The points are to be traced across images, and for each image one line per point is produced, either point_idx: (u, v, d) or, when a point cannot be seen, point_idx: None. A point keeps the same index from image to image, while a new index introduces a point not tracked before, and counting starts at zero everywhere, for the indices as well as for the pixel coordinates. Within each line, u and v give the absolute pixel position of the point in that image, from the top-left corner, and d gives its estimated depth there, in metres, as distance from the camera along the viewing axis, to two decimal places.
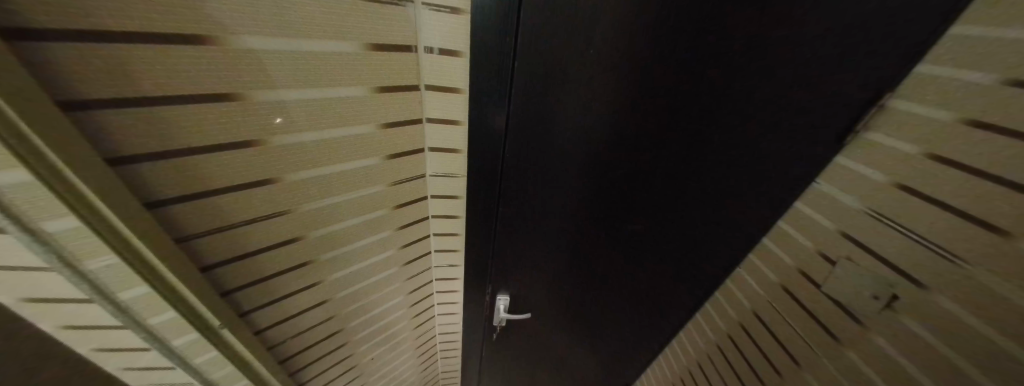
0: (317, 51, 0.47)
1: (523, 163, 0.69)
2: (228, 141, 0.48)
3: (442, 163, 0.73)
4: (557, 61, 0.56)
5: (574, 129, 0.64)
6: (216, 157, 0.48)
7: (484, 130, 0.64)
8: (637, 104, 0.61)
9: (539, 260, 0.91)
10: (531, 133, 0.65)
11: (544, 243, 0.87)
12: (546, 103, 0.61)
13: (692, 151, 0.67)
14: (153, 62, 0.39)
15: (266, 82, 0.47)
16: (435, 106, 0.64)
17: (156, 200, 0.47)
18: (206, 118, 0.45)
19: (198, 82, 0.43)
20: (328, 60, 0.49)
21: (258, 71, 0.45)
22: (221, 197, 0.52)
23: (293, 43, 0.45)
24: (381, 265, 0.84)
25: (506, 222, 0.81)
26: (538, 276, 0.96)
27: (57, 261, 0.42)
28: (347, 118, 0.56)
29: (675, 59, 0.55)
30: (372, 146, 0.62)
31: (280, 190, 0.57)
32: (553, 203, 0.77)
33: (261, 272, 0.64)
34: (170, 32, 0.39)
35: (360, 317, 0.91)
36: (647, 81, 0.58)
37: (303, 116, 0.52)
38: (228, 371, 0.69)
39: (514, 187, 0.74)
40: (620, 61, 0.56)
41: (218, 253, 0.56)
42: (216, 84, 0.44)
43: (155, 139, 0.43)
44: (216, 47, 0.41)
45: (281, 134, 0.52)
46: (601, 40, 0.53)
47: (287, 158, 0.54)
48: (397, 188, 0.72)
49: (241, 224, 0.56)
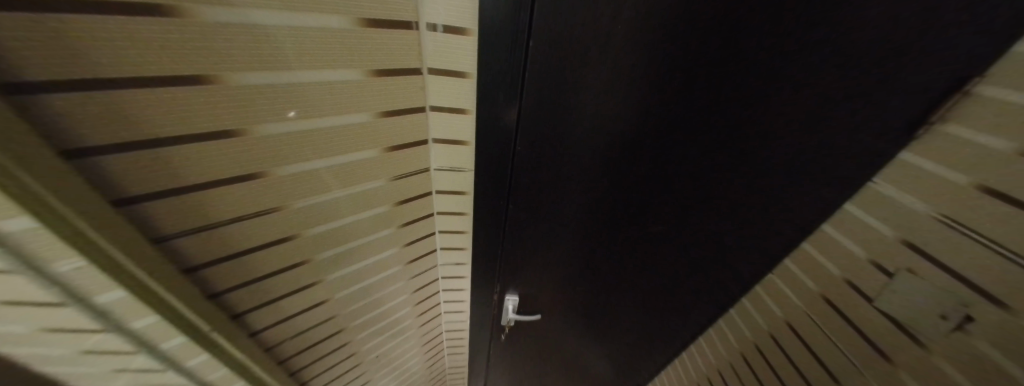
0: (300, 26, 0.41)
1: (535, 158, 0.63)
2: (202, 134, 0.43)
3: (447, 156, 0.67)
4: (579, 42, 0.47)
5: (593, 121, 0.57)
6: (192, 149, 0.43)
7: (492, 120, 0.57)
8: (669, 93, 0.53)
9: (550, 260, 0.85)
10: (545, 125, 0.57)
11: (556, 243, 0.80)
12: (563, 92, 0.53)
13: (730, 145, 0.59)
14: (107, 38, 0.34)
15: (241, 63, 0.40)
16: (438, 93, 0.57)
17: (126, 198, 0.42)
18: (176, 104, 0.40)
19: (160, 61, 0.37)
20: (312, 38, 0.42)
21: (231, 50, 0.39)
22: (200, 193, 0.47)
23: (269, 17, 0.39)
24: (383, 264, 0.79)
25: (515, 220, 0.75)
26: (549, 277, 0.91)
27: (19, 264, 0.38)
28: (339, 105, 0.50)
29: (720, 38, 0.46)
30: (370, 138, 0.56)
31: (268, 186, 0.51)
32: (567, 202, 0.70)
33: (252, 274, 0.59)
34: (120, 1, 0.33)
35: (362, 316, 0.87)
36: (683, 65, 0.49)
37: (288, 103, 0.46)
38: (225, 371, 0.67)
39: (524, 184, 0.67)
40: (652, 43, 0.47)
41: (203, 253, 0.52)
42: (183, 63, 0.38)
43: (123, 130, 0.39)
44: (177, 19, 0.35)
45: (265, 123, 0.46)
46: (631, 16, 0.45)
47: (273, 150, 0.49)
48: (399, 183, 0.67)
49: (227, 223, 0.51)
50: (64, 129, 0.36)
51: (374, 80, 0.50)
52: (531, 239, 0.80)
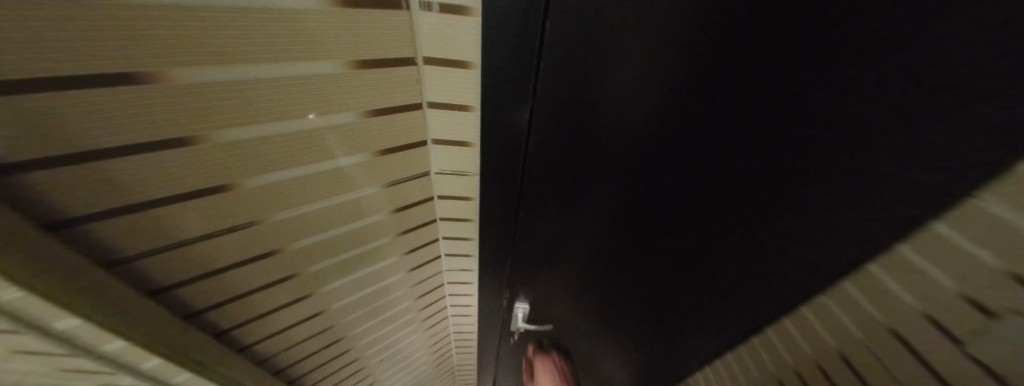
0: (257, 9, 0.31)
1: (540, 182, 0.50)
2: (149, 141, 0.35)
3: (449, 158, 0.58)
4: (616, 45, 0.31)
5: (614, 156, 0.41)
6: (142, 161, 0.35)
7: (498, 127, 0.45)
8: (716, 129, 0.33)
9: (561, 286, 0.74)
10: (555, 146, 0.44)
11: (564, 273, 0.68)
12: (580, 111, 0.38)
13: (811, 237, 0.37)
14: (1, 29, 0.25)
15: (188, 57, 0.31)
16: (435, 87, 0.47)
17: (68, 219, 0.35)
18: (120, 108, 0.32)
19: (81, 58, 0.28)
20: (274, 23, 0.32)
21: (171, 41, 0.30)
22: (161, 210, 0.39)
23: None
24: (382, 272, 0.73)
25: (523, 239, 0.64)
26: (559, 298, 0.80)
27: None
28: (318, 103, 0.41)
29: (842, 85, 0.25)
30: (359, 141, 0.48)
31: (239, 199, 0.44)
32: (574, 237, 0.57)
33: (233, 292, 0.53)
34: None
35: (362, 325, 0.82)
36: (760, 112, 0.30)
37: (251, 106, 0.37)
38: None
39: (529, 203, 0.56)
40: (722, 68, 0.29)
41: (171, 275, 0.45)
42: (117, 60, 0.29)
43: (50, 142, 0.31)
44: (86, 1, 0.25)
45: (226, 127, 0.38)
46: (701, 19, 0.27)
47: (243, 159, 0.41)
48: (396, 190, 0.59)
49: (196, 241, 0.44)
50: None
51: (360, 72, 0.41)
52: (539, 260, 0.68)
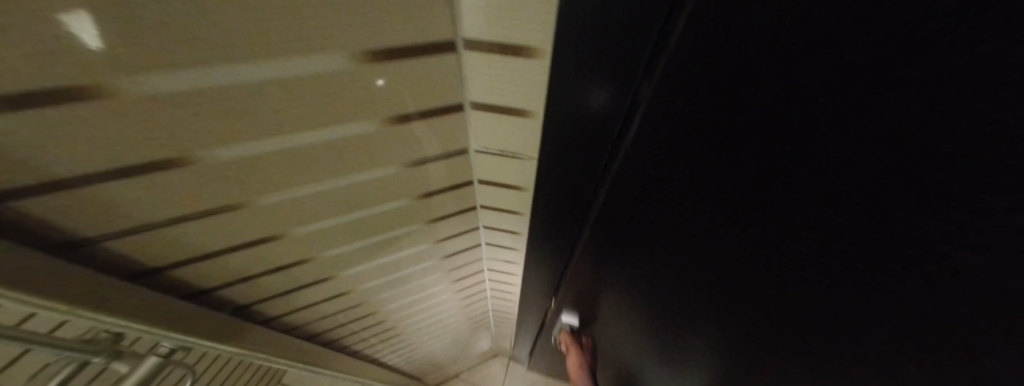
0: None
1: (612, 221, 0.37)
2: (9, 93, 0.21)
3: (493, 133, 0.40)
4: None
5: (722, 243, 0.27)
6: (50, 127, 0.24)
7: (580, 109, 0.29)
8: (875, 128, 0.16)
9: (612, 335, 0.58)
10: (644, 190, 0.31)
11: (614, 320, 0.55)
12: (683, 152, 0.25)
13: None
14: None
15: None
16: (476, 13, 0.27)
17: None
18: (40, 37, 0.19)
19: None
20: None
21: None
22: (99, 190, 0.30)
23: None
24: (410, 259, 0.63)
25: (580, 264, 0.49)
26: (593, 326, 0.64)
27: None
28: (268, 42, 0.24)
29: None
30: (352, 104, 0.32)
31: (205, 178, 0.33)
32: (616, 262, 0.42)
33: (243, 273, 0.48)
34: None
35: (393, 303, 0.77)
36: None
37: (169, 37, 0.22)
38: (264, 354, 0.62)
39: (580, 210, 0.40)
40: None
41: (158, 255, 0.39)
42: None
43: None
44: None
45: (129, 72, 0.23)
46: None
47: (200, 122, 0.28)
48: (418, 172, 0.44)
49: (169, 223, 0.36)
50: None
51: None
52: (587, 281, 0.52)
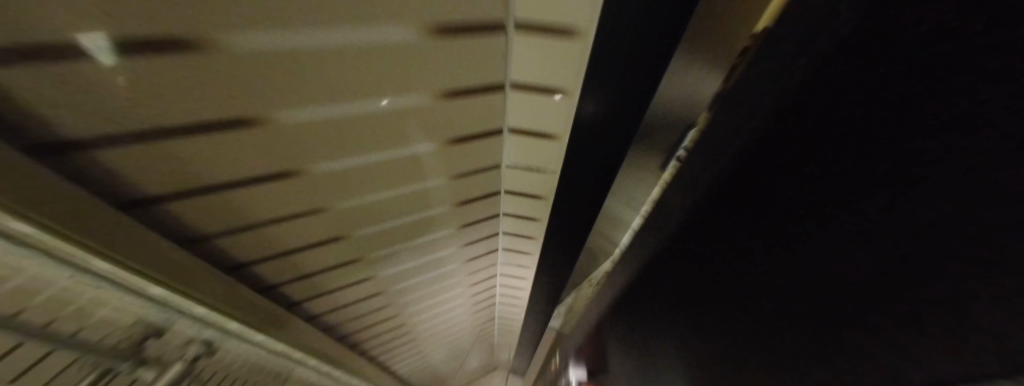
0: None
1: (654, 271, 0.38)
2: (197, 123, 0.29)
3: (525, 152, 0.49)
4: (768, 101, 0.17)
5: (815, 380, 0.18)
6: (217, 145, 0.31)
7: None
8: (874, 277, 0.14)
9: None
10: (677, 271, 0.30)
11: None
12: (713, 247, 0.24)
13: None
14: (202, 27, 0.23)
15: (250, 24, 0.24)
16: (522, 64, 0.37)
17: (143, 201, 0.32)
18: (233, 84, 0.27)
19: (241, 43, 0.25)
20: None
21: (265, 6, 0.23)
22: (230, 192, 0.36)
23: None
24: (438, 262, 0.71)
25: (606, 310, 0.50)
26: None
27: (65, 268, 0.31)
28: (375, 83, 0.33)
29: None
30: (423, 129, 0.41)
31: (301, 186, 0.39)
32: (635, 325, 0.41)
33: (303, 271, 0.53)
34: None
35: (415, 305, 0.84)
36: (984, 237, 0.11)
37: (313, 83, 0.30)
38: (303, 353, 0.67)
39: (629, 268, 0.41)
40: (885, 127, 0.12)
41: (252, 251, 0.44)
42: (257, 42, 0.25)
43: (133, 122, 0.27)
44: None
45: (281, 108, 0.31)
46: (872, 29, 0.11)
47: (314, 143, 0.36)
48: (461, 182, 0.52)
49: (260, 226, 0.42)
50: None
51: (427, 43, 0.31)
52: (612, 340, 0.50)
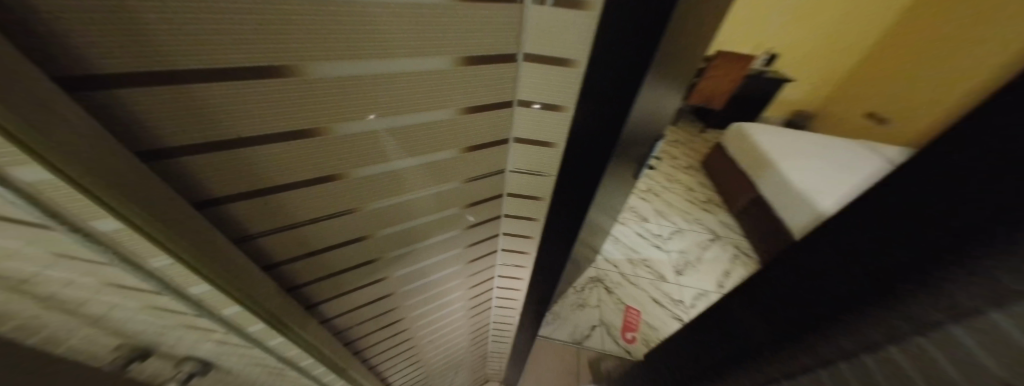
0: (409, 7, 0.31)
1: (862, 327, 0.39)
2: (275, 133, 0.35)
3: (527, 157, 0.58)
4: None
5: None
6: (283, 151, 0.37)
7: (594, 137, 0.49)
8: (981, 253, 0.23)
9: None
10: None
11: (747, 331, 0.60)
12: None
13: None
14: (308, 54, 0.30)
15: (341, 53, 0.31)
16: (529, 86, 0.47)
17: (212, 200, 0.36)
18: (312, 100, 0.34)
19: (328, 68, 0.32)
20: (415, 22, 0.32)
21: (358, 40, 0.31)
22: (284, 194, 0.41)
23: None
24: (444, 263, 0.76)
25: None
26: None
27: (118, 261, 0.32)
28: (418, 101, 0.41)
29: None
30: (443, 141, 0.48)
31: (341, 188, 0.45)
32: None
33: (326, 271, 0.58)
34: (302, 27, 0.28)
35: (419, 308, 0.87)
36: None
37: (372, 100, 0.37)
38: (312, 360, 0.68)
39: None
40: None
41: (288, 250, 0.49)
42: (342, 68, 0.33)
43: (224, 133, 0.32)
44: (329, 20, 0.29)
45: (341, 120, 0.38)
46: None
47: (359, 151, 0.42)
48: (472, 186, 0.60)
49: (299, 225, 0.46)
50: (123, 131, 0.28)
51: (461, 71, 0.40)
52: None
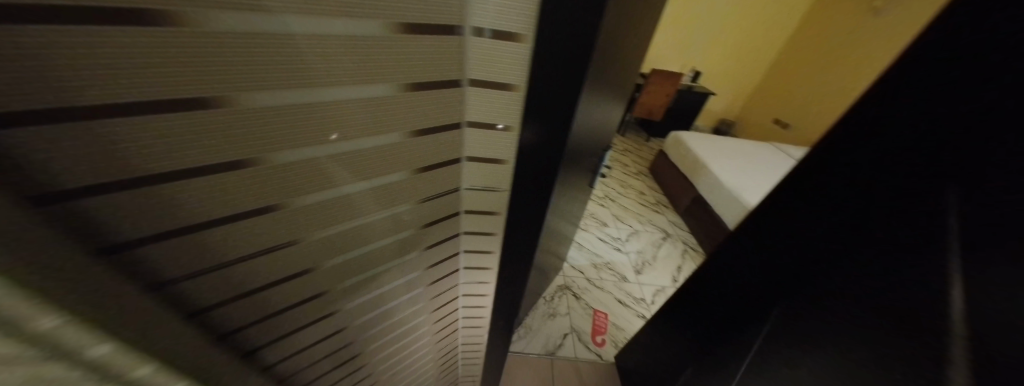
0: (355, 40, 0.33)
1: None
2: (202, 166, 0.32)
3: (480, 175, 0.60)
4: None
5: None
6: (210, 184, 0.34)
7: (538, 151, 0.54)
8: None
9: None
10: None
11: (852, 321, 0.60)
12: None
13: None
14: (244, 83, 0.30)
15: (283, 82, 0.32)
16: (477, 107, 0.50)
17: (124, 242, 0.32)
18: (247, 130, 0.33)
19: (264, 98, 0.32)
20: (361, 50, 0.35)
21: (301, 71, 0.32)
22: (214, 229, 0.38)
23: (316, 27, 0.31)
24: (403, 288, 0.73)
25: None
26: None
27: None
28: (364, 126, 0.41)
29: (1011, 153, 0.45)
30: (393, 163, 0.48)
31: (283, 220, 0.43)
32: None
33: (268, 309, 0.53)
34: (239, 59, 0.29)
35: (378, 340, 0.81)
36: None
37: (315, 127, 0.37)
38: None
39: None
40: None
41: (221, 290, 0.44)
42: (281, 99, 0.33)
43: (135, 167, 0.29)
44: (268, 54, 0.30)
45: (280, 149, 0.36)
46: None
47: (300, 179, 0.41)
48: (428, 206, 0.59)
49: (234, 262, 0.43)
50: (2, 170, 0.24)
51: (406, 96, 0.42)
52: None
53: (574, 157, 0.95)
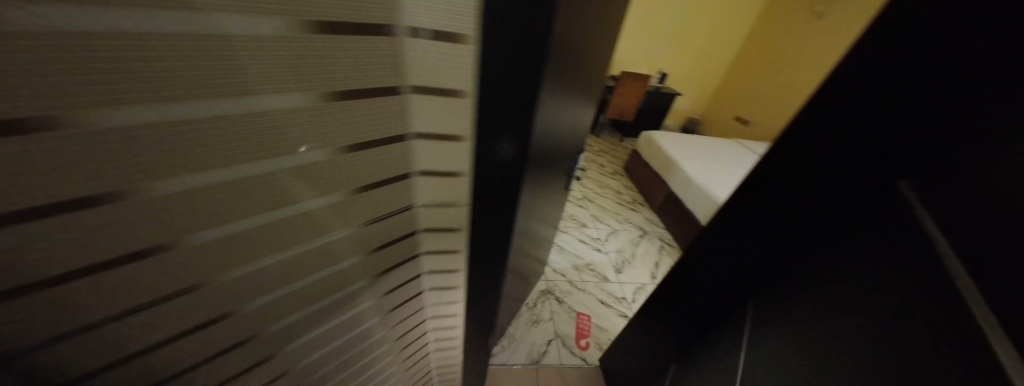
0: (249, 42, 0.28)
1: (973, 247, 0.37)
2: (39, 209, 0.25)
3: (435, 189, 0.54)
4: None
5: None
6: (56, 230, 0.27)
7: (497, 161, 0.50)
8: None
9: None
10: None
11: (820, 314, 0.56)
12: None
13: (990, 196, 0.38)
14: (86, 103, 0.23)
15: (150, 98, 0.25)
16: (422, 117, 0.45)
17: None
18: (100, 160, 0.26)
19: (123, 120, 0.25)
20: (261, 55, 0.29)
21: (176, 83, 0.26)
22: (74, 284, 0.30)
23: (189, 27, 0.25)
24: (356, 318, 0.65)
25: None
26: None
27: None
28: (279, 144, 0.35)
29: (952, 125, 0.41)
30: (323, 185, 0.41)
31: (178, 264, 0.35)
32: None
33: (176, 366, 0.44)
34: (73, 72, 0.22)
35: (333, 378, 0.73)
36: None
37: (207, 149, 0.30)
38: None
39: None
40: None
41: (100, 353, 0.35)
42: (150, 118, 0.26)
43: None
44: (120, 64, 0.23)
45: (161, 179, 0.29)
46: None
47: (196, 213, 0.33)
48: (376, 227, 0.53)
49: (109, 321, 0.34)
50: None
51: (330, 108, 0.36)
52: None
53: (543, 163, 0.91)
